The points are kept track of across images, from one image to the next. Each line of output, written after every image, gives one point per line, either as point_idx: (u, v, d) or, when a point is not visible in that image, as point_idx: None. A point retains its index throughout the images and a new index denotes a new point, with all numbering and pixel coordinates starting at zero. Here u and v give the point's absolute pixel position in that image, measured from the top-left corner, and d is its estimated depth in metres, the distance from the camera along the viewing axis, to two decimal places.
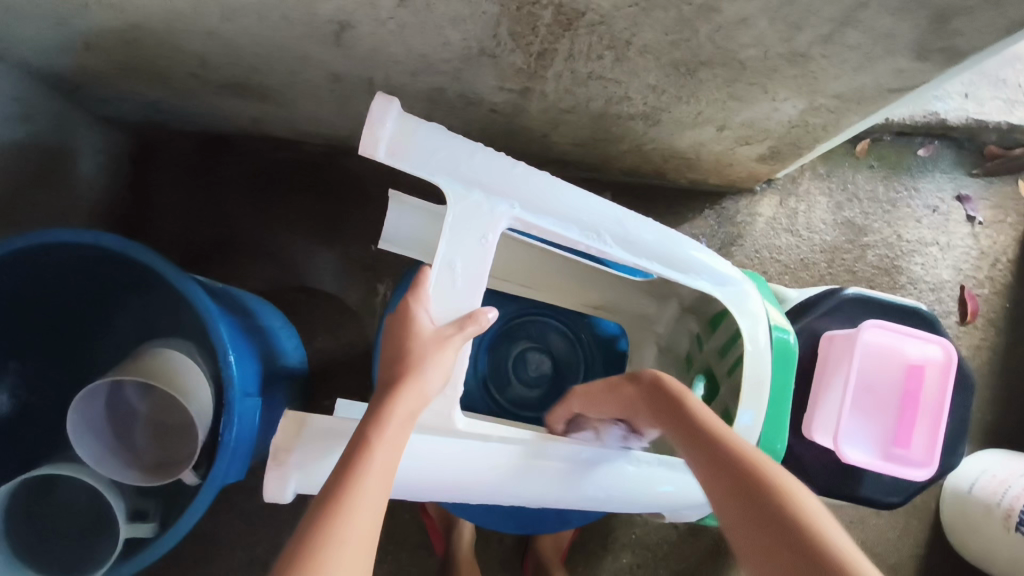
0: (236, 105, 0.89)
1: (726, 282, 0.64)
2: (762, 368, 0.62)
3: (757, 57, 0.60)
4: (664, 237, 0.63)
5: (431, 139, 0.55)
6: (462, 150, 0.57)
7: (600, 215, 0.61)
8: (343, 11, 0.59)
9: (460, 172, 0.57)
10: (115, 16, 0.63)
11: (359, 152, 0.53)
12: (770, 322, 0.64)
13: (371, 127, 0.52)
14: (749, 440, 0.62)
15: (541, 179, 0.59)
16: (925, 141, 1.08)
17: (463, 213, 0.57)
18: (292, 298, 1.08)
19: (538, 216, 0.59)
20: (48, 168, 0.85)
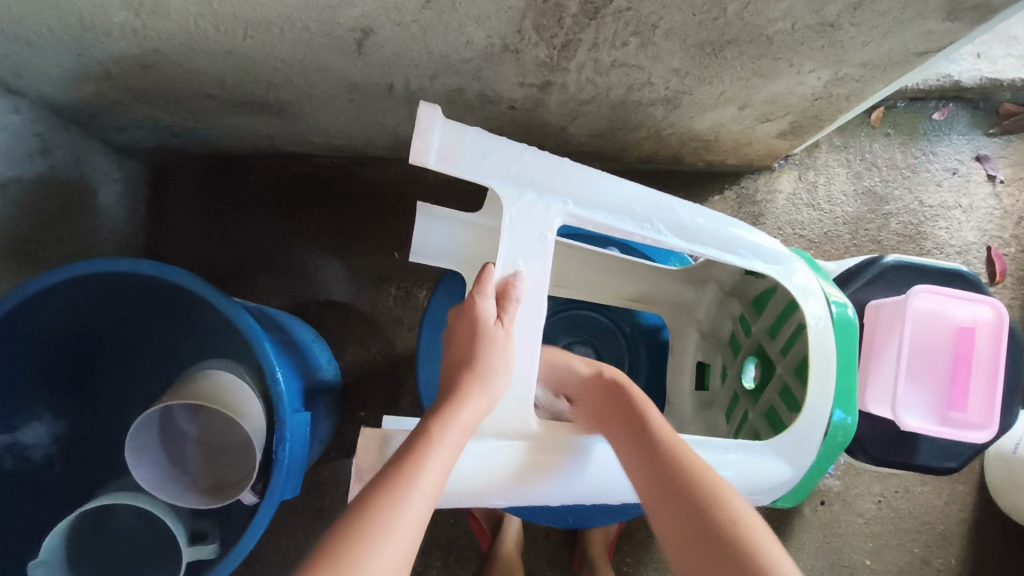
0: (252, 123, 0.88)
1: (774, 259, 0.65)
2: (826, 342, 0.61)
3: (785, 30, 0.60)
4: (711, 222, 0.64)
5: (480, 143, 0.56)
6: (511, 151, 0.57)
7: (651, 206, 0.62)
8: (366, 18, 0.58)
9: (511, 173, 0.57)
10: (135, 41, 0.63)
11: (412, 163, 0.53)
12: (825, 295, 0.63)
13: (422, 135, 0.52)
14: (814, 417, 0.61)
15: (591, 175, 0.60)
16: (939, 105, 1.07)
17: (520, 214, 0.57)
18: (317, 312, 1.07)
19: (591, 210, 0.60)
20: (69, 201, 0.85)
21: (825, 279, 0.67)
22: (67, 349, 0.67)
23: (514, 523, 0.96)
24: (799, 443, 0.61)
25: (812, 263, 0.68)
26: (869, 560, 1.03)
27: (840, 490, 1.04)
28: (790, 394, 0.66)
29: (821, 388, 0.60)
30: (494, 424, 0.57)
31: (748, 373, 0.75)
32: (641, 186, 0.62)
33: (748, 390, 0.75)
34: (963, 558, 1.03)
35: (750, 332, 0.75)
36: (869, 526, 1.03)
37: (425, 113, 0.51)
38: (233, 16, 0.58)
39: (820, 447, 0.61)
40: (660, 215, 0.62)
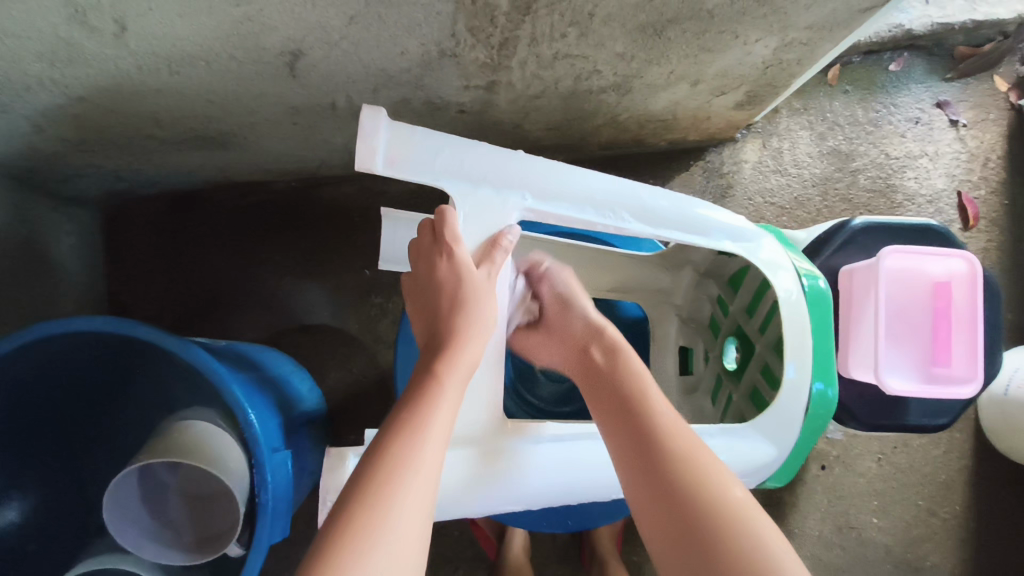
0: (199, 158, 0.86)
1: (741, 235, 0.63)
2: (801, 316, 0.60)
3: (724, 3, 0.59)
4: (675, 204, 0.62)
5: (429, 143, 0.53)
6: (463, 147, 0.55)
7: (614, 193, 0.60)
8: (292, 40, 0.56)
9: (463, 171, 0.55)
10: (59, 91, 0.61)
11: (358, 171, 0.50)
12: (795, 269, 0.62)
13: (365, 139, 0.49)
14: (799, 393, 0.60)
15: (548, 166, 0.58)
16: (894, 56, 1.06)
17: (475, 209, 0.56)
18: (294, 339, 1.05)
19: (551, 203, 0.58)
20: (20, 260, 0.82)
21: (796, 253, 0.65)
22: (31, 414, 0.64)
23: (518, 528, 0.95)
24: (786, 421, 0.60)
25: (782, 237, 0.66)
26: (876, 519, 1.03)
27: (839, 452, 1.03)
28: (772, 370, 0.65)
29: (799, 362, 0.60)
30: (469, 431, 0.55)
31: (729, 355, 0.74)
32: (602, 175, 0.60)
33: (731, 372, 0.74)
34: (968, 505, 1.03)
35: (727, 313, 0.74)
36: (872, 484, 1.03)
37: (367, 118, 0.48)
38: (155, 54, 0.56)
39: (803, 424, 0.61)
40: (624, 202, 0.60)
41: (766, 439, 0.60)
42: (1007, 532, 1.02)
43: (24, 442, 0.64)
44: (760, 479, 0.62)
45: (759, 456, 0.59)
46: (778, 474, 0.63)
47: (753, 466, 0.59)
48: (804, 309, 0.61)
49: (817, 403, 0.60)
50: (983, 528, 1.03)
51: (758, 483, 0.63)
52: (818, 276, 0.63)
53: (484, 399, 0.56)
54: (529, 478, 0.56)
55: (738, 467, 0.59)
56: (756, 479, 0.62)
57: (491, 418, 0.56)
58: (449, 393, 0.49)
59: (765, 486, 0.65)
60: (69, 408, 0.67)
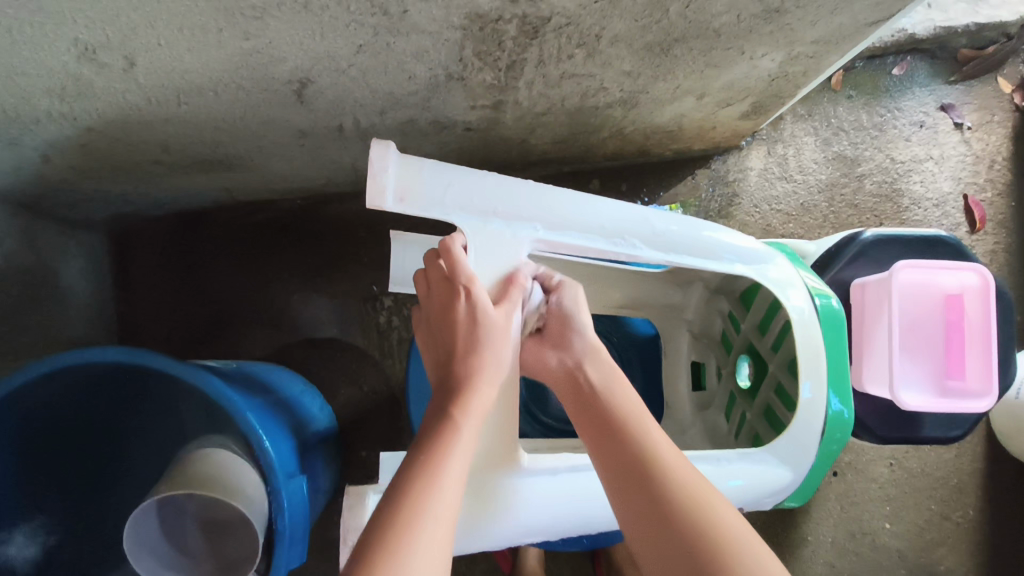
0: (206, 180, 0.86)
1: (751, 256, 0.64)
2: (814, 336, 0.60)
3: (731, 22, 0.58)
4: (686, 228, 0.62)
5: (439, 178, 0.54)
6: (472, 180, 0.55)
7: (624, 221, 0.60)
8: (300, 69, 0.56)
9: (473, 204, 0.55)
10: (68, 123, 0.61)
11: (369, 207, 0.51)
12: (807, 288, 0.63)
13: (376, 177, 0.50)
14: (816, 413, 0.60)
15: (558, 196, 0.58)
16: (897, 60, 1.06)
17: (486, 245, 0.56)
18: (304, 356, 1.05)
19: (561, 233, 0.58)
20: (30, 288, 0.83)
21: (808, 271, 0.65)
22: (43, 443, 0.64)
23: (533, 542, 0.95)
24: (801, 443, 0.60)
25: (794, 257, 0.66)
26: (889, 524, 1.03)
27: (851, 458, 1.03)
28: (785, 391, 0.65)
29: (815, 380, 0.60)
30: (484, 466, 0.56)
31: (742, 372, 0.74)
32: (611, 200, 0.60)
33: (744, 389, 0.73)
34: (981, 508, 1.03)
35: (740, 330, 0.74)
36: (885, 489, 1.03)
37: (376, 153, 0.50)
38: (164, 87, 0.56)
39: (820, 444, 0.61)
40: (634, 229, 0.60)
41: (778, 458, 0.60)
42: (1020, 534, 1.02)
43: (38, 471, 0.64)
44: (777, 499, 0.63)
45: (776, 478, 0.60)
46: (796, 494, 0.63)
47: (769, 487, 0.60)
48: (817, 328, 0.61)
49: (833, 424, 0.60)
50: (996, 531, 1.03)
51: (778, 502, 0.63)
52: (829, 295, 0.63)
53: (502, 429, 0.56)
54: (542, 511, 0.57)
55: (754, 491, 0.59)
56: (773, 499, 0.62)
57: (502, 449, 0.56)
58: (466, 433, 0.48)
59: (783, 504, 0.65)
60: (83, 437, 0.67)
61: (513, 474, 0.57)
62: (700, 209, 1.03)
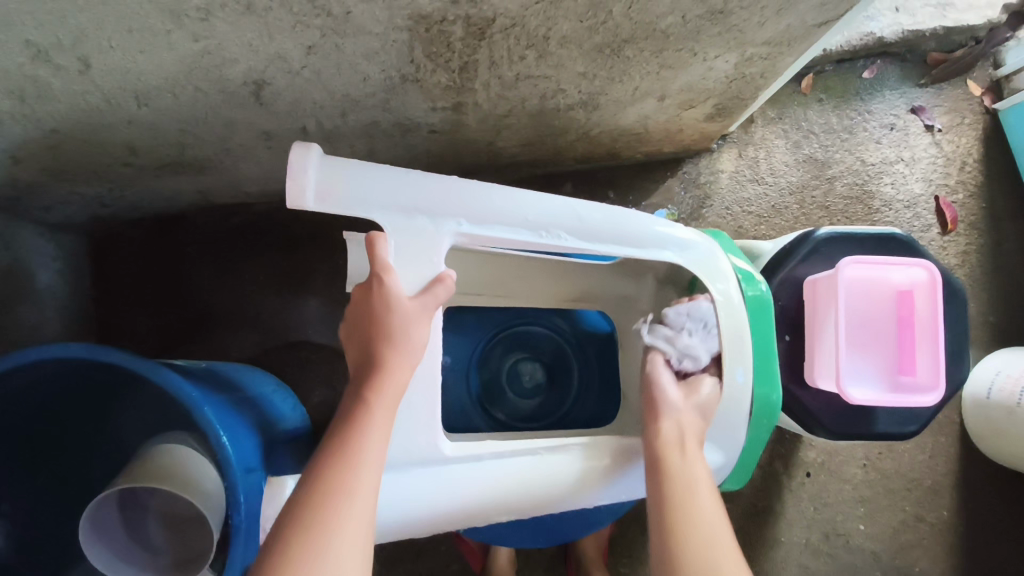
0: (179, 183, 0.88)
1: (688, 247, 0.65)
2: (739, 320, 0.63)
3: (677, 23, 0.60)
4: (618, 218, 0.63)
5: (362, 175, 0.55)
6: (394, 176, 0.56)
7: (553, 213, 0.60)
8: (254, 70, 0.58)
9: (395, 203, 0.56)
10: (31, 124, 0.62)
11: (290, 207, 0.52)
12: (736, 278, 0.65)
13: (295, 178, 0.52)
14: (744, 399, 0.63)
15: (481, 189, 0.59)
16: (867, 63, 1.07)
17: (406, 241, 0.57)
18: (280, 359, 1.06)
19: (487, 228, 0.59)
20: (3, 289, 0.84)
21: (738, 259, 0.68)
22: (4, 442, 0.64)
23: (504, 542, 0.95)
24: (730, 424, 0.63)
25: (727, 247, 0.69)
26: (863, 525, 1.03)
27: (823, 459, 1.03)
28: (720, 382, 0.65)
29: (741, 364, 0.63)
30: (411, 457, 0.57)
31: None
32: (540, 195, 0.61)
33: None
34: (956, 509, 1.03)
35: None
36: (859, 490, 1.03)
37: (295, 155, 0.51)
38: (121, 88, 0.58)
39: (749, 426, 0.64)
40: (562, 222, 0.61)
41: (712, 445, 0.64)
42: (994, 535, 1.02)
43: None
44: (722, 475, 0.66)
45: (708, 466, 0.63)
46: (734, 476, 0.68)
47: None
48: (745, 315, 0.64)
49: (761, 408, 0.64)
50: (972, 532, 1.02)
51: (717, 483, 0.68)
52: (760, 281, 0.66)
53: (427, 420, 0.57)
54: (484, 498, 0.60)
55: None
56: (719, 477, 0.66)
57: (426, 437, 0.57)
58: (380, 417, 0.51)
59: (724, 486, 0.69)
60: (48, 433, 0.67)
61: (437, 463, 0.57)
62: (673, 211, 1.04)
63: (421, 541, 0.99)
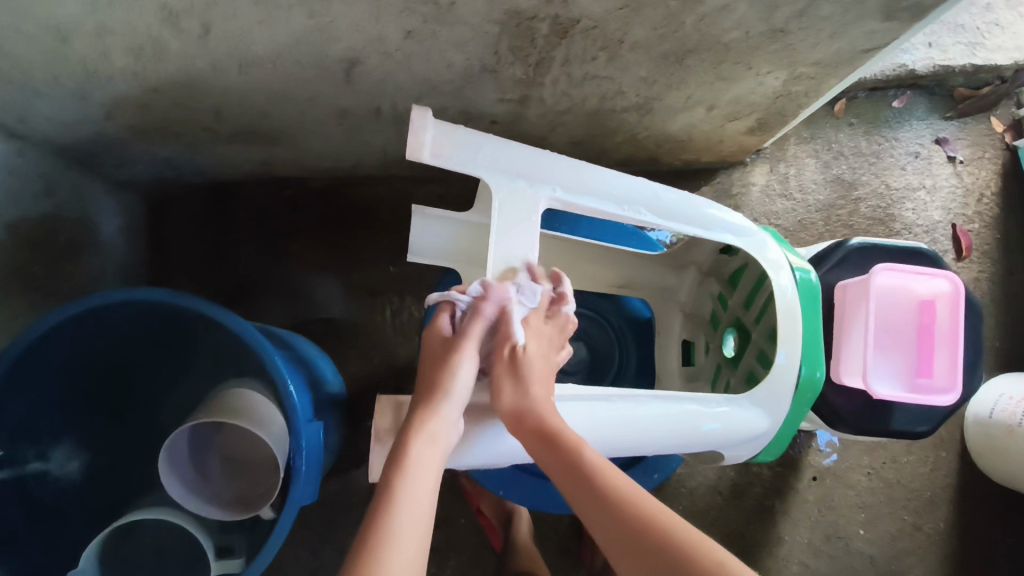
0: (246, 152, 0.93)
1: (744, 233, 0.71)
2: (792, 303, 0.68)
3: (740, 38, 0.65)
4: (685, 201, 0.70)
5: (471, 139, 0.61)
6: (499, 146, 0.63)
7: (633, 189, 0.68)
8: (352, 50, 0.63)
9: (500, 165, 0.62)
10: (136, 83, 0.67)
11: (407, 158, 0.58)
12: (790, 265, 0.70)
13: (415, 134, 0.58)
14: (789, 377, 0.67)
15: (574, 164, 0.66)
16: (898, 93, 1.13)
17: (509, 202, 0.62)
18: (320, 329, 1.11)
19: (577, 195, 0.65)
20: (74, 239, 0.89)
21: (789, 249, 0.73)
22: (100, 362, 0.71)
23: (523, 517, 1.00)
24: (776, 396, 0.68)
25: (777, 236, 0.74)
26: (863, 530, 1.08)
27: (829, 464, 1.09)
28: (766, 356, 0.71)
29: (790, 348, 0.67)
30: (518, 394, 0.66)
31: (728, 344, 0.80)
32: (623, 174, 0.68)
33: (729, 359, 0.80)
34: (951, 522, 1.08)
35: (727, 307, 0.81)
36: (861, 497, 1.08)
37: (416, 114, 0.57)
38: (229, 56, 0.63)
39: (793, 401, 0.68)
40: (642, 200, 0.68)
41: (758, 412, 0.68)
42: (987, 550, 1.07)
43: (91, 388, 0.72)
44: (751, 453, 0.72)
45: (741, 431, 0.67)
46: (769, 448, 0.73)
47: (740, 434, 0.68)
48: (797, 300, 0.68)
49: (806, 384, 0.68)
50: (966, 545, 1.07)
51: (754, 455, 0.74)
52: (809, 270, 0.71)
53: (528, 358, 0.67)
54: None
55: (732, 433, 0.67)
56: (749, 453, 0.72)
57: None
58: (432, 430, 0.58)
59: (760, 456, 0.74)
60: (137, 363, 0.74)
61: None
62: None
63: (442, 511, 1.04)
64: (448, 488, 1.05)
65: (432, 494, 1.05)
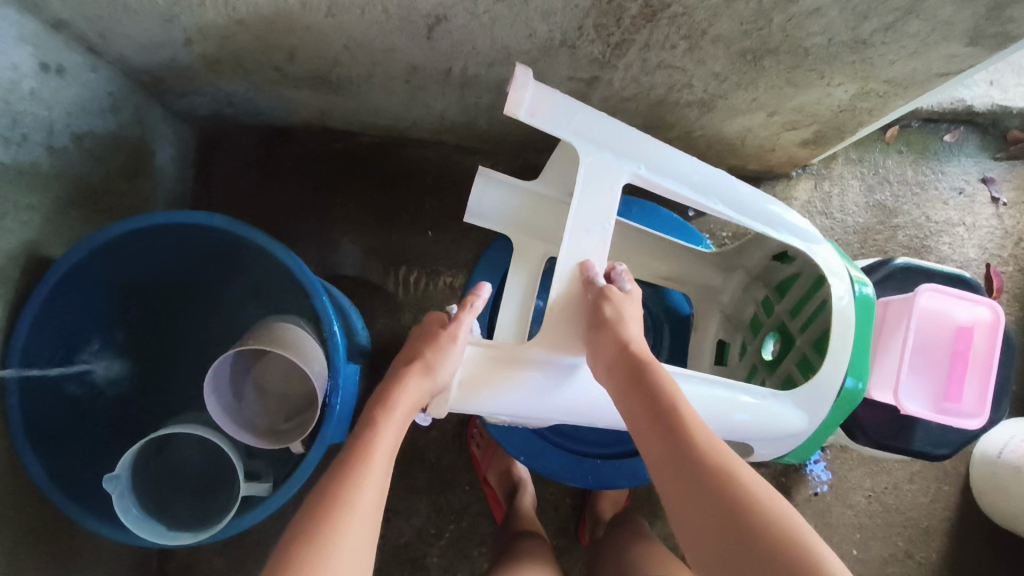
0: (308, 98, 0.94)
1: (806, 241, 0.72)
2: (846, 321, 0.68)
3: (822, 44, 0.66)
4: (755, 202, 0.71)
5: (563, 105, 0.63)
6: (590, 116, 0.65)
7: (710, 179, 0.70)
8: (442, 5, 0.64)
9: (590, 133, 0.65)
10: (224, 12, 0.69)
11: (506, 115, 0.60)
12: (850, 278, 0.70)
13: (516, 92, 0.59)
14: (829, 386, 0.69)
15: (654, 144, 0.67)
16: (950, 127, 1.14)
17: (594, 168, 0.65)
18: (350, 282, 1.13)
19: (658, 176, 0.68)
20: (131, 160, 0.90)
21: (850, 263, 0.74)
22: (158, 273, 0.75)
23: (528, 493, 1.00)
24: (812, 404, 0.69)
25: (840, 249, 0.74)
26: (856, 550, 1.09)
27: (833, 483, 1.10)
28: (810, 362, 0.75)
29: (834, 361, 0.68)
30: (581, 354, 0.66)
31: (768, 347, 0.84)
32: (703, 163, 0.70)
33: (767, 362, 0.83)
34: (944, 555, 1.09)
35: (772, 313, 0.83)
36: (858, 518, 1.09)
37: (521, 75, 0.58)
38: None
39: (830, 409, 0.70)
40: (716, 190, 0.70)
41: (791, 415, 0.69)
42: None
43: (142, 289, 0.75)
44: (780, 451, 0.73)
45: (770, 427, 0.68)
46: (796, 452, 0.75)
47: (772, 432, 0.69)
48: (851, 315, 0.69)
49: (847, 394, 0.70)
50: None
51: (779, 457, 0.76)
52: (866, 285, 0.72)
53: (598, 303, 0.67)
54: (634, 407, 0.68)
55: (764, 428, 0.68)
56: (776, 451, 0.73)
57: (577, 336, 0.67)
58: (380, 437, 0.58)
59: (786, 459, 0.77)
60: (192, 284, 0.78)
61: None
62: None
63: (448, 476, 1.06)
64: (457, 454, 1.07)
65: (441, 457, 1.07)
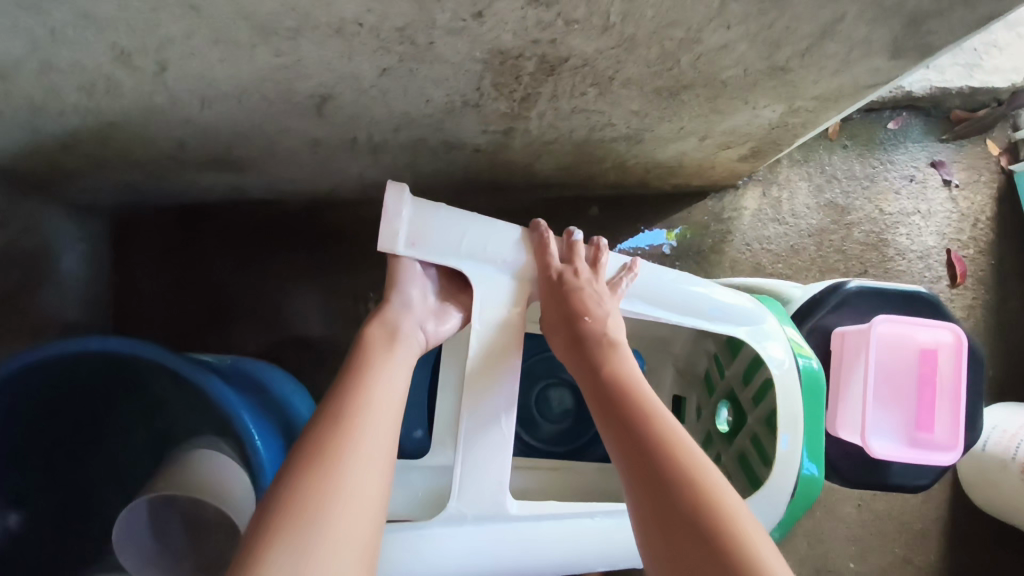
0: (215, 178, 0.88)
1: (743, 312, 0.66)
2: (791, 390, 0.64)
3: (737, 75, 0.61)
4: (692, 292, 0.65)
5: (446, 223, 0.58)
6: (483, 231, 0.59)
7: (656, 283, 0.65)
8: (323, 86, 0.58)
9: (485, 253, 0.59)
10: (90, 116, 0.62)
11: (381, 248, 0.57)
12: (789, 343, 0.66)
13: (388, 220, 0.56)
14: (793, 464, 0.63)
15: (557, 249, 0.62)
16: (893, 115, 1.10)
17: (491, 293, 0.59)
18: (293, 356, 1.07)
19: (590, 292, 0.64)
20: (30, 271, 0.84)
21: (790, 326, 0.69)
22: (53, 408, 0.69)
23: None
24: (775, 497, 0.63)
25: (780, 310, 0.70)
26: (853, 563, 1.05)
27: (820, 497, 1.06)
28: (762, 444, 0.68)
29: (792, 436, 0.63)
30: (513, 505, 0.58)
31: (722, 416, 0.78)
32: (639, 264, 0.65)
33: (724, 433, 0.77)
34: (943, 554, 1.06)
35: (724, 375, 0.78)
36: (851, 530, 1.06)
37: (390, 196, 0.55)
38: (190, 92, 0.58)
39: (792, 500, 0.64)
40: (659, 296, 0.65)
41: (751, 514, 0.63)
42: None
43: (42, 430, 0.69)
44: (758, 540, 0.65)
45: None
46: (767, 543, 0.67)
47: None
48: (797, 387, 0.65)
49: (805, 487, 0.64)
50: None
51: None
52: (811, 356, 0.67)
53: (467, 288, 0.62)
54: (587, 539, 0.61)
55: None
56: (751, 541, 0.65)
57: (494, 491, 0.57)
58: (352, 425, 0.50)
59: None
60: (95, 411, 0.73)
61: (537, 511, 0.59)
62: (695, 241, 1.06)
63: None
64: None
65: None
